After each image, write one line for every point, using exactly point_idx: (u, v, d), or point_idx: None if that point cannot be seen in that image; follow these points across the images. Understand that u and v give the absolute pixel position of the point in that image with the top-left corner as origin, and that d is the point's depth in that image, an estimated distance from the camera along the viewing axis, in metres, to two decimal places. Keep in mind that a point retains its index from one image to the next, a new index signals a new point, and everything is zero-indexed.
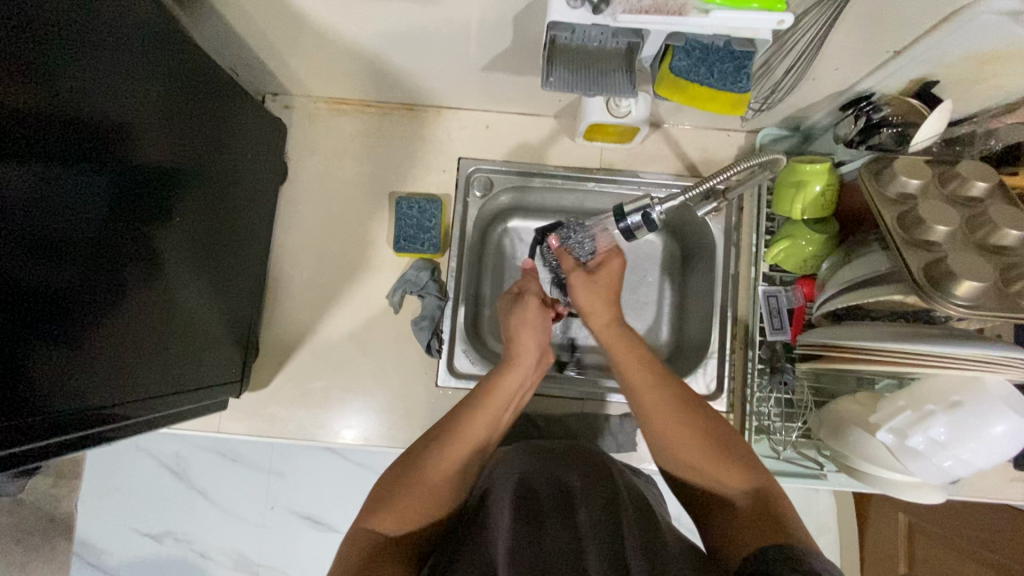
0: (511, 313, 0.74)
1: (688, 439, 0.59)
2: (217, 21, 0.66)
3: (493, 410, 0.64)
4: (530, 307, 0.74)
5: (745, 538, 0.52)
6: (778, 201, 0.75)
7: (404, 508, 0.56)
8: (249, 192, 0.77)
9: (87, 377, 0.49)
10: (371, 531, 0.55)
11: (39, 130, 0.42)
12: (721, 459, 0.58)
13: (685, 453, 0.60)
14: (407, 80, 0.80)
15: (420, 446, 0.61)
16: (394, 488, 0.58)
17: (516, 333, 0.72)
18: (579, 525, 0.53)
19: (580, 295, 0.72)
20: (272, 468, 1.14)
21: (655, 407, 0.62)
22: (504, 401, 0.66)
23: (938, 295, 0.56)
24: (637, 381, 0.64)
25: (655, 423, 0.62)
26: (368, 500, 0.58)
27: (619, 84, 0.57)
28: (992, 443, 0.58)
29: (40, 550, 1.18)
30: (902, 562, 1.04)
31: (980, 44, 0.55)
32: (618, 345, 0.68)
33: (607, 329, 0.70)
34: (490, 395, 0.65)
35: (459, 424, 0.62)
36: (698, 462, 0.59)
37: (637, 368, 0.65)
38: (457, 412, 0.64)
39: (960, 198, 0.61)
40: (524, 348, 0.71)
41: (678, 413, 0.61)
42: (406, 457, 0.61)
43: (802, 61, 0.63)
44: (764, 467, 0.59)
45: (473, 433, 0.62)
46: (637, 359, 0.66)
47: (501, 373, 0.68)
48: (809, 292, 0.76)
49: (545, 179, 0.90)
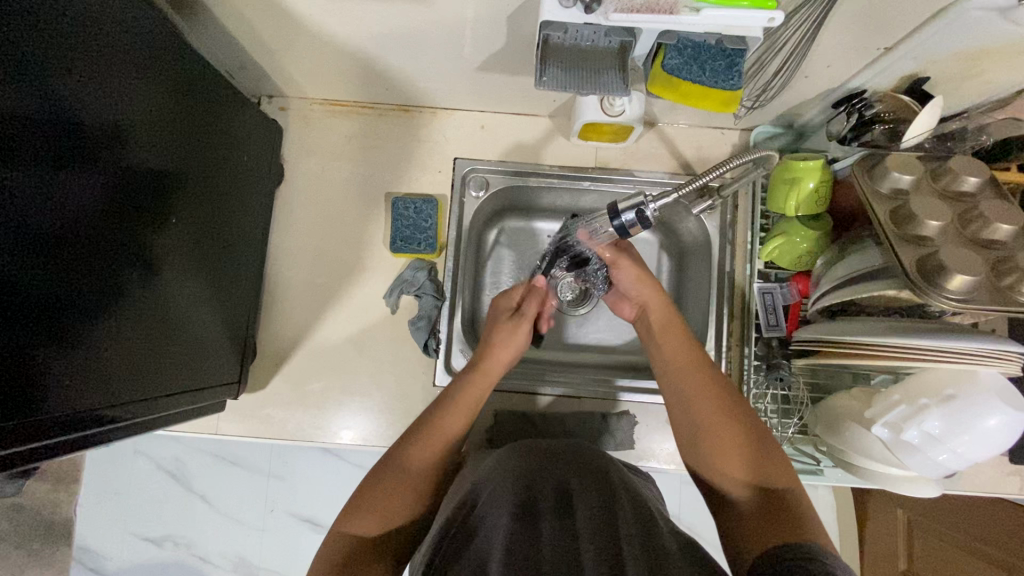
0: (499, 327, 0.77)
1: (703, 392, 0.64)
2: (213, 24, 0.66)
3: (465, 409, 0.67)
4: (521, 332, 0.77)
5: (756, 534, 0.53)
6: (771, 199, 0.76)
7: (385, 507, 0.57)
8: (247, 195, 0.77)
9: (88, 380, 0.50)
10: (350, 532, 0.56)
11: (39, 135, 0.43)
12: (725, 425, 0.61)
13: (705, 417, 0.62)
14: (403, 81, 0.81)
15: (403, 443, 0.63)
16: (374, 487, 0.58)
17: (499, 343, 0.75)
18: (577, 525, 0.54)
19: (627, 274, 0.77)
20: (272, 470, 1.14)
21: (682, 367, 0.67)
22: (474, 401, 0.68)
23: (931, 288, 0.56)
24: (677, 362, 0.68)
25: (681, 379, 0.66)
26: (350, 500, 0.58)
27: (611, 83, 0.57)
28: (986, 436, 0.58)
29: (40, 555, 1.18)
30: (901, 558, 1.04)
31: (969, 42, 0.56)
32: (667, 331, 0.71)
33: (659, 314, 0.73)
34: (460, 398, 0.67)
35: (432, 426, 0.64)
36: (709, 424, 0.62)
37: (680, 354, 0.68)
38: (432, 411, 0.66)
39: (951, 194, 0.62)
40: (499, 364, 0.74)
41: (696, 370, 0.66)
42: (387, 459, 0.61)
43: (793, 59, 0.63)
44: (783, 466, 0.59)
45: (449, 433, 0.64)
46: (679, 332, 0.71)
47: (473, 380, 0.70)
48: (804, 288, 0.77)
49: (541, 178, 0.90)
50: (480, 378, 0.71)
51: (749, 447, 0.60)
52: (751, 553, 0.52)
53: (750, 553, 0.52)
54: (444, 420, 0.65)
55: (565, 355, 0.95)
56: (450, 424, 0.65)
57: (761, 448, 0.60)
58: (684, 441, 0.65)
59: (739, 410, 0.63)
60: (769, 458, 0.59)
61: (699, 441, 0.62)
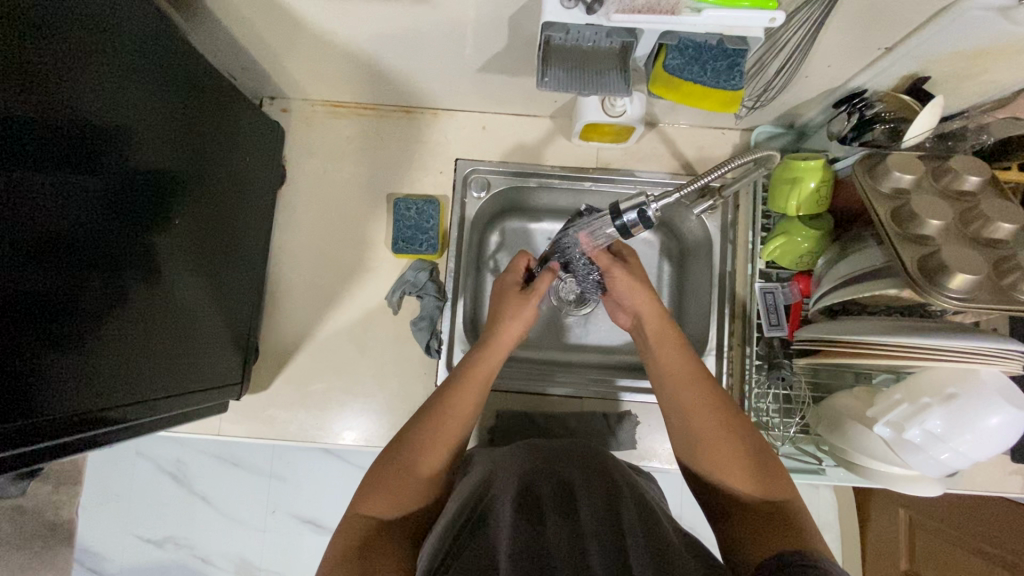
0: (508, 298, 0.77)
1: (698, 405, 0.64)
2: (216, 26, 0.67)
3: (477, 388, 0.66)
4: (529, 304, 0.76)
5: (762, 540, 0.53)
6: (774, 197, 0.76)
7: (399, 491, 0.57)
8: (249, 195, 0.77)
9: (87, 380, 0.49)
10: (365, 514, 0.56)
11: (42, 134, 0.43)
12: (724, 436, 0.61)
13: (703, 427, 0.62)
14: (404, 82, 0.81)
15: (416, 424, 0.63)
16: (385, 470, 0.59)
17: (508, 314, 0.75)
18: (581, 523, 0.54)
19: (622, 286, 0.76)
20: (274, 471, 1.14)
21: (679, 378, 0.67)
22: (486, 378, 0.68)
23: (931, 287, 0.56)
24: (675, 371, 0.67)
25: (677, 392, 0.66)
26: (362, 484, 0.59)
27: (612, 84, 0.58)
28: (988, 434, 0.58)
29: (41, 557, 1.18)
30: (903, 558, 1.04)
31: (969, 41, 0.56)
32: (664, 340, 0.70)
33: (656, 323, 0.72)
34: (471, 375, 0.67)
35: (442, 407, 0.64)
36: (706, 436, 0.62)
37: (681, 362, 0.68)
38: (444, 391, 0.66)
39: (951, 192, 0.62)
40: (508, 337, 0.73)
41: (691, 383, 0.66)
42: (400, 437, 0.62)
43: (794, 59, 0.63)
44: (782, 474, 0.59)
45: (461, 416, 0.64)
46: (676, 344, 0.69)
47: (483, 357, 0.70)
48: (805, 288, 0.77)
49: (542, 180, 0.90)
50: (491, 350, 0.71)
51: (749, 458, 0.60)
52: (757, 555, 0.52)
53: (756, 555, 0.52)
54: (455, 402, 0.64)
55: (567, 355, 0.95)
56: (462, 402, 0.65)
57: (760, 459, 0.60)
58: (684, 453, 0.65)
59: (738, 420, 0.63)
60: (770, 468, 0.59)
61: (698, 451, 0.62)
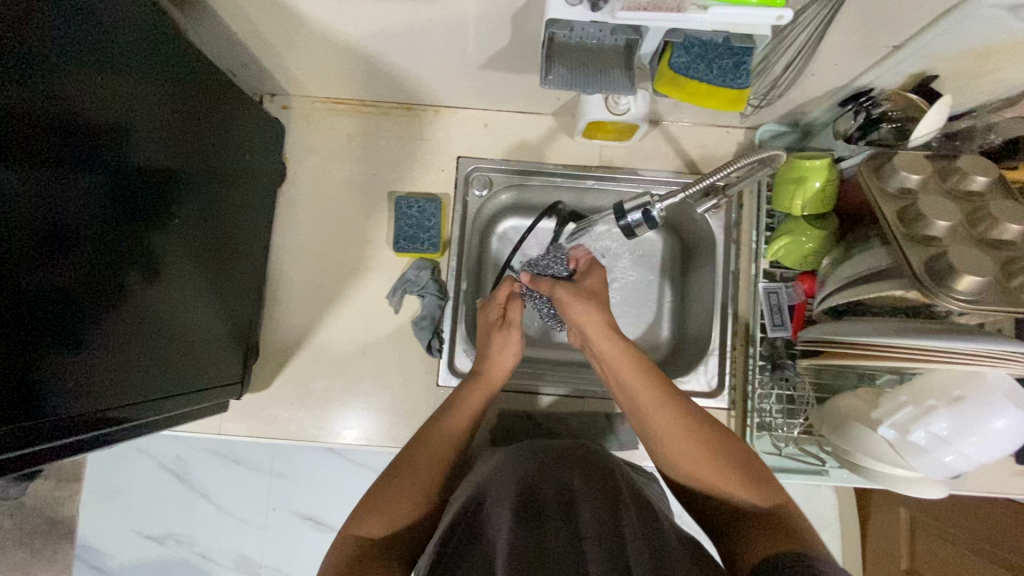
0: (492, 336, 0.78)
1: (675, 432, 0.62)
2: (215, 21, 0.66)
3: (461, 424, 0.69)
4: (513, 339, 0.78)
5: (761, 540, 0.53)
6: (778, 197, 0.75)
7: (393, 510, 0.58)
8: (251, 196, 0.77)
9: (88, 383, 0.49)
10: (359, 535, 0.56)
11: (42, 138, 0.42)
12: (702, 457, 0.61)
13: (681, 455, 0.62)
14: (405, 79, 0.80)
15: (409, 451, 0.65)
16: (388, 491, 0.60)
17: (497, 353, 0.77)
18: (584, 525, 0.53)
19: (572, 310, 0.72)
20: (273, 469, 1.14)
21: (650, 405, 0.64)
22: (473, 411, 0.71)
23: (940, 291, 0.55)
24: (642, 397, 0.65)
25: (649, 417, 0.64)
26: (357, 505, 0.59)
27: (616, 82, 0.57)
28: (995, 437, 0.58)
29: (41, 553, 1.18)
30: (903, 556, 1.04)
31: (979, 40, 0.55)
32: (619, 361, 0.67)
33: (603, 339, 0.69)
34: (460, 408, 0.70)
35: (434, 435, 0.67)
36: (684, 460, 0.62)
37: (641, 386, 0.65)
38: (429, 426, 0.68)
39: (960, 192, 0.61)
40: (500, 372, 0.76)
41: (665, 406, 0.64)
42: (396, 465, 0.63)
43: (802, 56, 0.62)
44: (773, 480, 0.59)
45: (451, 441, 0.67)
46: (633, 365, 0.66)
47: (473, 388, 0.73)
48: (810, 288, 0.76)
49: (545, 177, 0.90)
50: (480, 386, 0.74)
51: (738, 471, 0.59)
52: (751, 558, 0.52)
53: (751, 558, 0.52)
54: (441, 430, 0.67)
55: (568, 355, 0.94)
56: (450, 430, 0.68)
57: (749, 464, 0.60)
58: (666, 470, 0.65)
59: (720, 441, 0.62)
60: (760, 473, 0.59)
61: (678, 471, 0.62)
